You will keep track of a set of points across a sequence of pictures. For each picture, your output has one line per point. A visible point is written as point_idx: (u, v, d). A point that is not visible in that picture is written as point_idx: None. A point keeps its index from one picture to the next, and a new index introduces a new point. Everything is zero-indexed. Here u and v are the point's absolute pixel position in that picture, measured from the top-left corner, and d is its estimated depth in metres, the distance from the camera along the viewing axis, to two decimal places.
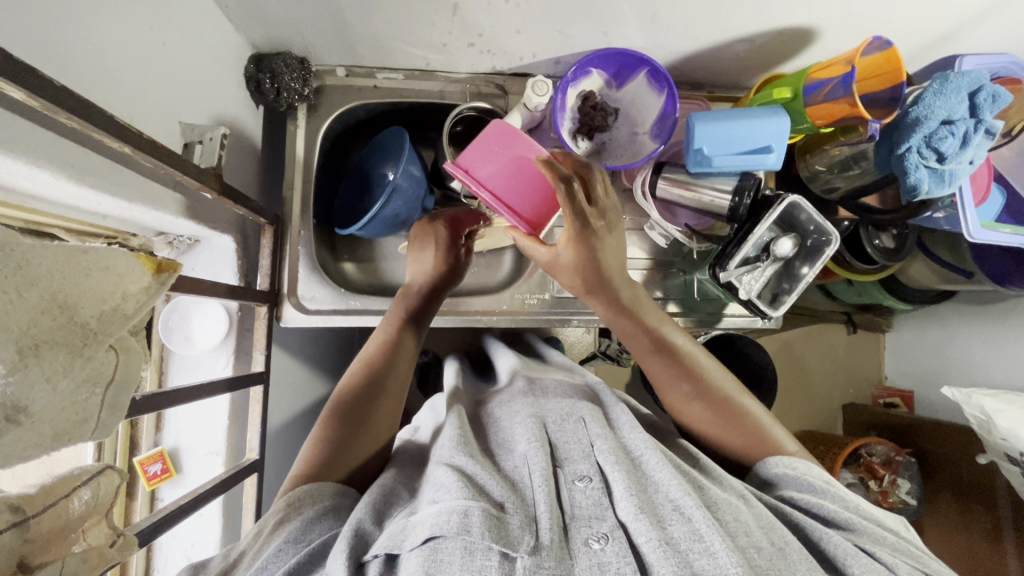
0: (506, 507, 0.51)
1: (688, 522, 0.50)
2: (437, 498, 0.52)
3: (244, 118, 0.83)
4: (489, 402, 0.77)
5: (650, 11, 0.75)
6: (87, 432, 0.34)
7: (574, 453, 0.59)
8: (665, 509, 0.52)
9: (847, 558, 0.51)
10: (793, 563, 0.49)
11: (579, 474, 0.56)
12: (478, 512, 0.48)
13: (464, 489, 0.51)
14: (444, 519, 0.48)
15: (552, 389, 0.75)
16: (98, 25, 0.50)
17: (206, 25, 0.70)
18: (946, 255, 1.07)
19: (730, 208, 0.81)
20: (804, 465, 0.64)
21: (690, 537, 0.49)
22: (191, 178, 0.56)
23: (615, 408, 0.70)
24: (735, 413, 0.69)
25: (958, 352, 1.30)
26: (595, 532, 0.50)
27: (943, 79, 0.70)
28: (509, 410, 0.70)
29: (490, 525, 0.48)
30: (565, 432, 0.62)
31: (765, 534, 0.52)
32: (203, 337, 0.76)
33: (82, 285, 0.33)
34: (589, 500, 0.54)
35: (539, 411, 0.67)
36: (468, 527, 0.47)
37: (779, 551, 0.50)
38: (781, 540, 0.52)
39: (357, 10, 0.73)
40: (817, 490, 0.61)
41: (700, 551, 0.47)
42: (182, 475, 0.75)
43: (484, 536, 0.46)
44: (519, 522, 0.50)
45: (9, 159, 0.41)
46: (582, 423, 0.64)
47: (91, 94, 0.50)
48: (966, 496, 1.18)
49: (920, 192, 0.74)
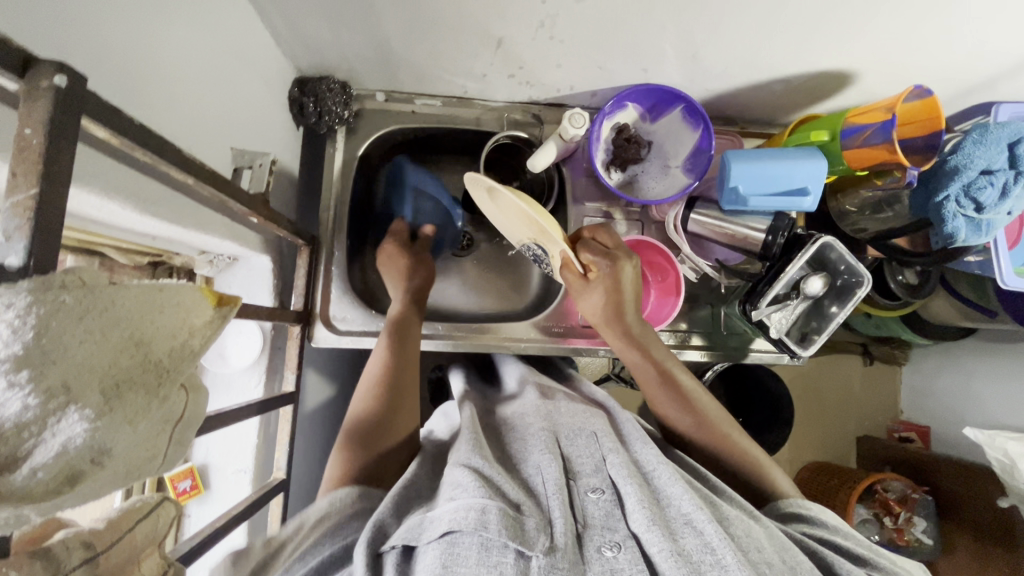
0: (522, 508, 0.50)
1: (700, 535, 0.50)
2: (454, 494, 0.50)
3: (286, 139, 0.84)
4: (502, 410, 0.75)
5: (692, 52, 0.76)
6: (155, 467, 0.34)
7: (586, 467, 0.58)
8: (677, 522, 0.52)
9: None
10: None
11: (592, 486, 0.56)
12: (495, 510, 0.47)
13: (482, 488, 0.50)
14: (461, 515, 0.47)
15: (564, 401, 0.73)
16: (166, 61, 0.51)
17: (259, 50, 0.72)
18: (971, 294, 1.06)
19: (764, 245, 0.84)
20: (819, 508, 0.65)
21: (702, 549, 0.48)
22: (241, 204, 0.58)
23: (627, 422, 0.69)
24: (732, 451, 0.72)
25: (981, 391, 1.28)
26: (608, 540, 0.50)
27: (983, 130, 0.71)
28: (522, 423, 0.68)
29: (507, 524, 0.47)
30: (577, 445, 0.62)
31: (777, 552, 0.52)
32: (237, 356, 0.77)
33: (158, 323, 0.34)
34: (600, 511, 0.53)
35: (553, 424, 0.66)
36: (485, 523, 0.46)
37: (790, 569, 0.50)
38: (794, 560, 0.51)
39: (403, 40, 0.74)
40: (831, 528, 0.61)
41: (712, 562, 0.47)
42: (210, 492, 0.76)
43: (500, 534, 0.46)
44: (534, 524, 0.49)
45: (84, 192, 0.42)
46: (595, 438, 0.63)
47: (159, 125, 0.51)
48: (985, 537, 1.16)
49: (956, 240, 0.74)
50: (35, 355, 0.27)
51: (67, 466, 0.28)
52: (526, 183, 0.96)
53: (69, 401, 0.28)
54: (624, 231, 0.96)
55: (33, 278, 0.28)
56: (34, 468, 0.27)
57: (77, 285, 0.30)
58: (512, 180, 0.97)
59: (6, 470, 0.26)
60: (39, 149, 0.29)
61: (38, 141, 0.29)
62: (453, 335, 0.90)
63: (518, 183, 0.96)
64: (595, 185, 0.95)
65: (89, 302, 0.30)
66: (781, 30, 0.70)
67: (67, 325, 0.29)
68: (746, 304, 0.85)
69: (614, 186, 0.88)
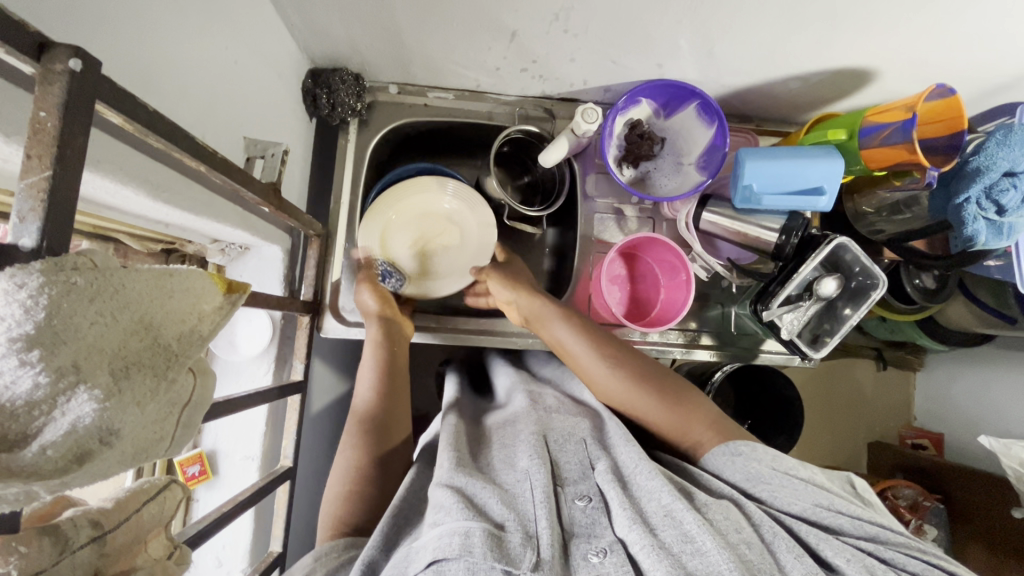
0: (506, 526, 0.49)
1: (679, 525, 0.49)
2: (437, 520, 0.50)
3: (299, 130, 0.85)
4: (487, 422, 0.74)
5: (708, 47, 0.75)
6: (163, 449, 0.34)
7: (574, 474, 0.59)
8: (657, 516, 0.51)
9: (820, 544, 0.51)
10: (781, 559, 0.49)
11: (579, 493, 0.56)
12: (479, 531, 0.47)
13: (464, 510, 0.50)
14: (446, 541, 0.47)
15: (555, 406, 0.72)
16: (183, 49, 0.52)
17: (273, 40, 0.72)
18: (989, 299, 1.03)
19: (776, 246, 0.83)
20: (750, 448, 0.61)
21: (681, 539, 0.48)
22: (252, 193, 0.58)
23: (609, 424, 0.67)
24: (680, 403, 0.68)
25: (996, 397, 1.26)
26: (595, 547, 0.50)
27: (1008, 129, 0.69)
28: (511, 431, 0.67)
29: (492, 544, 0.46)
30: (565, 451, 0.61)
31: (755, 529, 0.51)
32: (247, 344, 0.79)
33: (168, 306, 0.35)
34: (587, 518, 0.54)
35: (543, 428, 0.64)
36: (470, 547, 0.45)
37: (768, 547, 0.50)
38: (769, 534, 0.51)
39: (416, 31, 0.74)
40: (767, 480, 0.58)
41: (692, 552, 0.47)
42: (218, 478, 0.77)
43: (485, 557, 0.45)
44: (518, 539, 0.48)
45: (100, 178, 0.43)
46: (584, 444, 0.63)
47: (173, 114, 0.52)
48: (998, 547, 1.13)
49: (976, 243, 0.73)
50: (45, 336, 0.28)
51: (74, 446, 0.28)
52: (538, 177, 0.97)
53: (78, 380, 0.29)
54: (635, 229, 0.96)
55: (45, 260, 0.28)
56: (42, 446, 0.27)
57: (89, 268, 0.31)
58: (524, 175, 0.98)
59: (15, 447, 0.27)
60: (53, 132, 0.29)
61: (52, 124, 0.29)
62: (458, 330, 0.92)
63: (529, 177, 0.97)
64: (607, 181, 0.95)
65: (101, 285, 0.31)
66: (800, 26, 0.68)
67: (78, 305, 0.29)
68: (758, 304, 0.85)
69: (626, 183, 0.87)
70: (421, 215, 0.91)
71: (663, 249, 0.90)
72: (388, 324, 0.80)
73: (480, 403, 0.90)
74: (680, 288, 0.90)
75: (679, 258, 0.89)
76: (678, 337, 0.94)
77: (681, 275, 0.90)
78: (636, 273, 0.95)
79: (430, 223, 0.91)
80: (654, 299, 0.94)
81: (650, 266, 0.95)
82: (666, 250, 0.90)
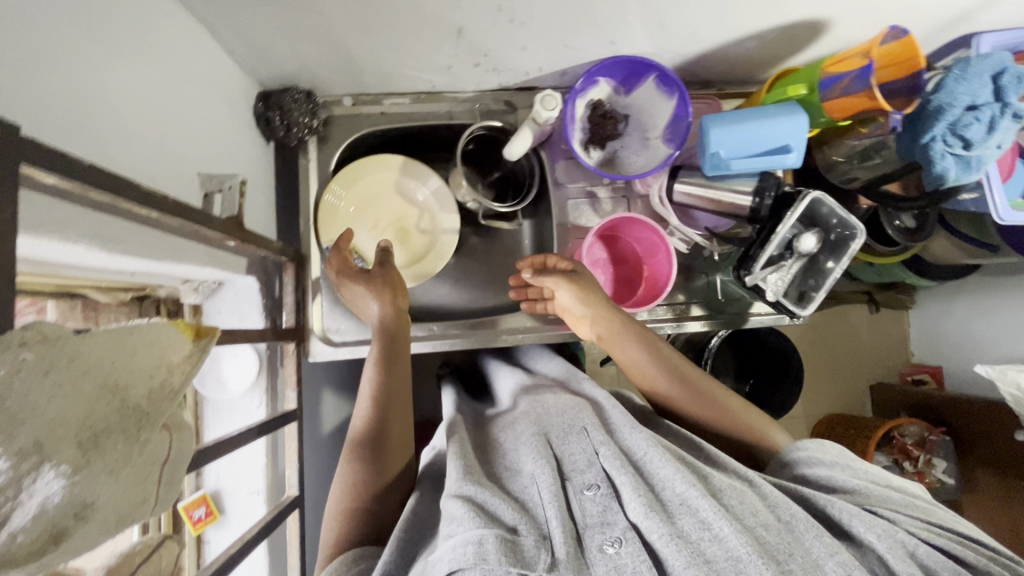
0: (520, 530, 0.50)
1: (696, 513, 0.50)
2: (449, 532, 0.49)
3: (257, 156, 0.83)
4: (494, 426, 0.72)
5: (658, 19, 0.74)
6: (149, 509, 0.34)
7: (579, 464, 0.57)
8: (673, 504, 0.51)
9: (850, 517, 0.51)
10: (803, 538, 0.49)
11: (586, 483, 0.55)
12: (492, 538, 0.47)
13: (476, 517, 0.49)
14: (460, 551, 0.47)
15: (552, 399, 0.71)
16: (120, 92, 0.50)
17: (217, 68, 0.70)
18: (969, 230, 1.04)
19: (752, 208, 0.82)
20: (817, 445, 0.63)
21: (699, 527, 0.49)
22: (214, 230, 0.57)
23: (612, 410, 0.67)
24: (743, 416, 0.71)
25: (989, 324, 1.27)
26: (609, 537, 0.50)
27: (964, 65, 0.69)
28: (514, 432, 0.66)
29: (506, 549, 0.47)
30: (569, 443, 0.60)
31: (771, 511, 0.52)
32: (235, 379, 0.78)
33: (129, 364, 0.34)
34: (597, 507, 0.53)
35: (543, 426, 0.64)
36: (483, 556, 0.46)
37: (786, 525, 0.51)
38: (788, 514, 0.51)
39: (361, 41, 0.73)
40: (827, 464, 0.60)
41: (710, 538, 0.47)
42: (225, 517, 0.77)
43: (500, 562, 0.45)
44: (532, 542, 0.49)
45: (45, 241, 0.42)
46: (585, 432, 0.61)
47: (118, 161, 0.50)
48: (1007, 470, 1.15)
49: (946, 180, 0.74)
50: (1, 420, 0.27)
51: (49, 526, 0.28)
52: (507, 171, 0.95)
53: (42, 459, 0.28)
54: (610, 209, 0.96)
55: None
56: (12, 532, 0.26)
57: (38, 340, 0.30)
58: (493, 171, 0.95)
59: None
60: None
61: None
62: (446, 335, 0.91)
63: (499, 172, 0.95)
64: (576, 166, 0.94)
65: (53, 356, 0.30)
66: None
67: (32, 383, 0.28)
68: (739, 270, 0.84)
69: (595, 166, 0.86)
70: (380, 193, 0.91)
71: (639, 225, 0.90)
72: (392, 338, 0.75)
73: (479, 406, 0.88)
74: (659, 257, 0.90)
75: (655, 231, 0.88)
76: (667, 312, 0.94)
77: (659, 247, 0.89)
78: (618, 253, 0.94)
79: (390, 198, 0.91)
80: (639, 277, 0.94)
81: (630, 246, 0.94)
82: (641, 225, 0.89)
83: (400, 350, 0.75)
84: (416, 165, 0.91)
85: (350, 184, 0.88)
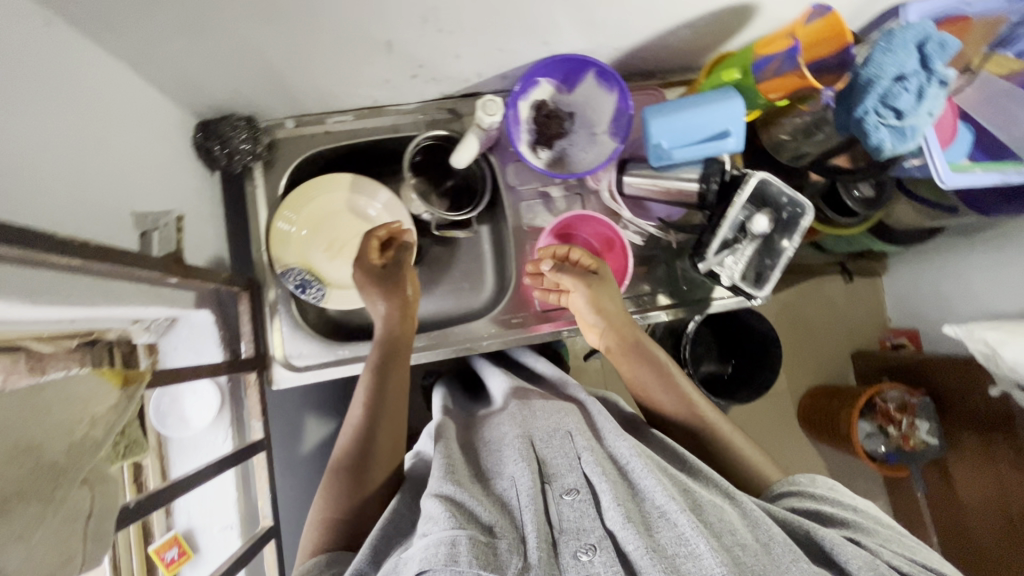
0: (495, 531, 0.50)
1: (675, 527, 0.50)
2: (426, 531, 0.49)
3: (201, 187, 0.82)
4: (482, 425, 0.71)
5: (587, 16, 0.74)
6: (74, 567, 0.35)
7: (561, 467, 0.57)
8: (653, 516, 0.52)
9: (835, 547, 0.51)
10: (780, 559, 0.49)
11: (566, 487, 0.55)
12: (466, 541, 0.47)
13: (453, 518, 0.49)
14: (432, 552, 0.47)
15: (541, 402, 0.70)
16: (31, 137, 0.49)
17: (145, 103, 0.69)
18: (928, 194, 1.04)
19: (699, 195, 0.83)
20: (809, 480, 0.64)
21: (676, 541, 0.49)
22: (147, 270, 0.56)
23: (600, 415, 0.66)
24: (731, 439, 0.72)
25: (957, 284, 1.28)
26: (583, 544, 0.50)
27: (889, 35, 0.70)
28: (498, 433, 0.66)
29: (478, 552, 0.47)
30: (553, 447, 0.59)
31: (751, 531, 0.52)
32: (197, 416, 0.77)
33: (46, 421, 0.35)
34: (575, 513, 0.52)
35: (528, 429, 0.63)
36: (455, 557, 0.46)
37: (764, 547, 0.50)
38: (766, 536, 0.51)
39: (290, 62, 0.72)
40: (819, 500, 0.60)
41: (686, 554, 0.48)
42: (200, 555, 0.76)
43: (471, 565, 0.45)
44: (507, 544, 0.49)
45: None
46: (571, 436, 0.60)
47: (35, 209, 0.49)
48: (984, 425, 1.15)
49: (883, 151, 0.74)
50: None
51: None
52: (460, 179, 0.95)
53: None
54: (566, 208, 0.96)
55: None
56: None
57: None
58: (446, 180, 0.95)
59: None
60: None
61: None
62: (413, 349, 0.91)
63: (451, 181, 0.94)
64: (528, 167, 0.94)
65: None
66: None
67: None
68: (695, 256, 0.85)
69: (543, 167, 0.87)
70: (331, 213, 0.90)
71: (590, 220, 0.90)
72: (394, 345, 0.76)
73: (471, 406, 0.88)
74: (615, 247, 0.91)
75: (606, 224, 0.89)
76: (632, 305, 0.94)
77: (614, 237, 0.90)
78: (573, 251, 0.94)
79: (343, 217, 0.90)
80: None
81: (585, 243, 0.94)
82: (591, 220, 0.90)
83: (400, 359, 0.76)
84: (366, 181, 0.91)
85: (301, 206, 0.87)
